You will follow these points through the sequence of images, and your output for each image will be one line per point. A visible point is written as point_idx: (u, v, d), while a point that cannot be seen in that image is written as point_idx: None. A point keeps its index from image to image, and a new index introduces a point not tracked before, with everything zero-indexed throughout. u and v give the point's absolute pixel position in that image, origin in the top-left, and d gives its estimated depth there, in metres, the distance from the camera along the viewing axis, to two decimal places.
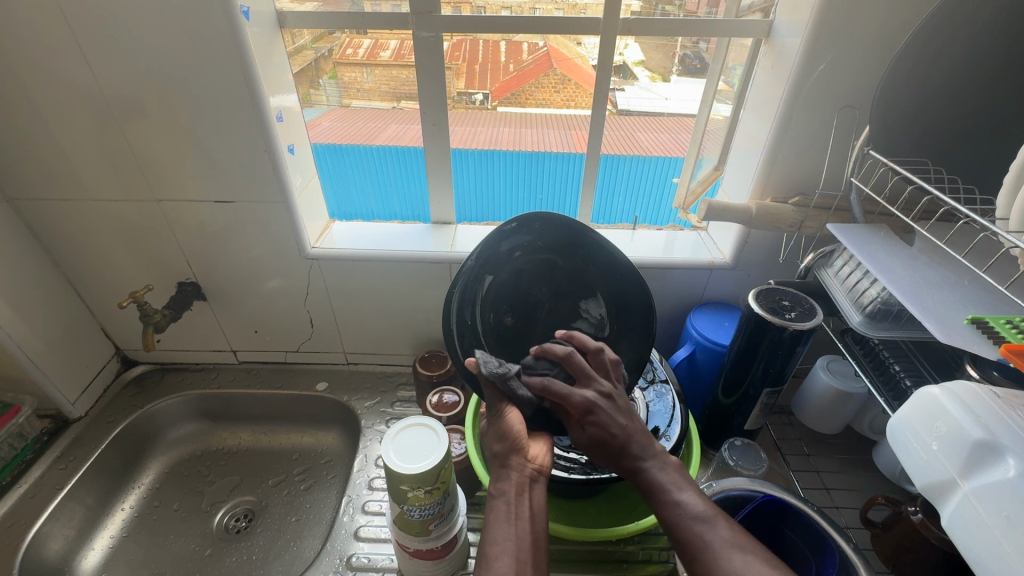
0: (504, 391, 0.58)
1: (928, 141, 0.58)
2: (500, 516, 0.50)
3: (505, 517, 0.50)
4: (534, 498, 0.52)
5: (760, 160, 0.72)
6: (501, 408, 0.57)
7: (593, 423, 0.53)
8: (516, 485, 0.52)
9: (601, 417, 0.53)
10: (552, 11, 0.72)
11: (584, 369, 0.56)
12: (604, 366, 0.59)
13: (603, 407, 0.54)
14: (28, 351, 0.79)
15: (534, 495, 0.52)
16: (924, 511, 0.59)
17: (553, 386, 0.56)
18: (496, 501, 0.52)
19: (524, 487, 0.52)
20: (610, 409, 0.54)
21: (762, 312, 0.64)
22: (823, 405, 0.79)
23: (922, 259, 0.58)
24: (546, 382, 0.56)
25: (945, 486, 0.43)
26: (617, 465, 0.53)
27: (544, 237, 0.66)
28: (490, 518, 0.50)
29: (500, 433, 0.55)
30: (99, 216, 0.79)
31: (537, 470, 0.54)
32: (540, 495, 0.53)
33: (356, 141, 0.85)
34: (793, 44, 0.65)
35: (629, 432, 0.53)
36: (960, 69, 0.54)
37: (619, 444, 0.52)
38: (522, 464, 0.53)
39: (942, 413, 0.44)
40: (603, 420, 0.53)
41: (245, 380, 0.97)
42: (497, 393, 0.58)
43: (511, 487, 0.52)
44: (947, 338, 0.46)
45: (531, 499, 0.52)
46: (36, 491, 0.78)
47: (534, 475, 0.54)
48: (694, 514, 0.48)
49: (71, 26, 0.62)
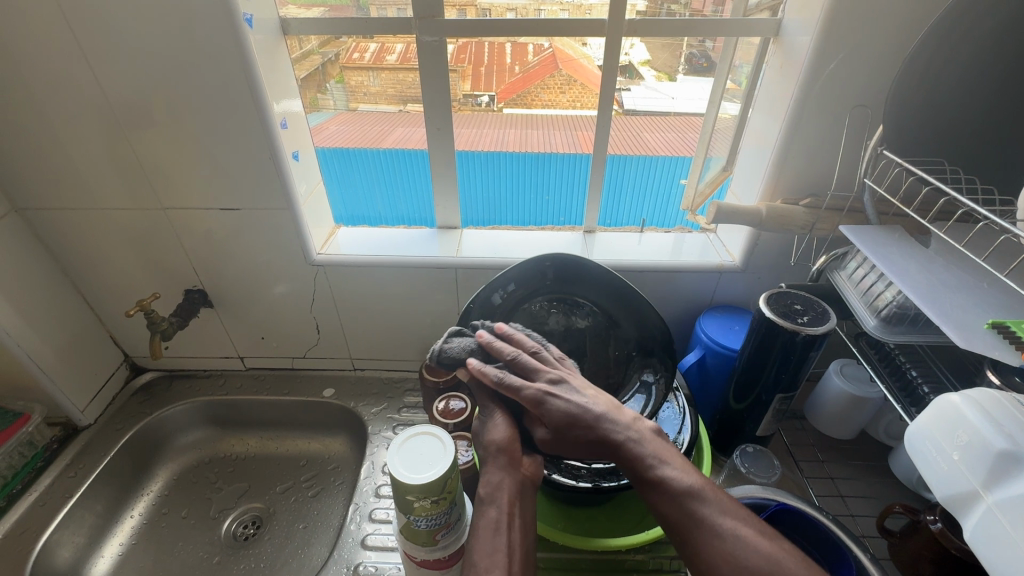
0: (495, 397, 0.56)
1: (943, 140, 0.57)
2: (484, 535, 0.48)
3: (491, 530, 0.49)
4: (523, 507, 0.51)
5: (770, 161, 0.71)
6: (493, 411, 0.55)
7: (551, 418, 0.51)
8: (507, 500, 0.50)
9: (556, 406, 0.51)
10: (557, 13, 0.72)
11: (528, 366, 0.55)
12: (548, 360, 0.58)
13: (561, 398, 0.52)
14: (39, 360, 0.79)
15: (524, 503, 0.51)
16: (944, 520, 0.57)
17: (506, 382, 0.53)
18: (486, 507, 0.50)
19: (516, 495, 0.51)
20: (569, 392, 0.53)
21: (773, 316, 0.62)
22: (837, 410, 0.77)
23: (940, 261, 0.56)
24: (499, 377, 0.54)
25: (968, 498, 0.41)
26: (594, 450, 0.51)
27: (566, 279, 0.72)
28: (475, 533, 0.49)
29: (491, 433, 0.54)
30: (108, 225, 0.80)
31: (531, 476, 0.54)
32: (530, 504, 0.52)
33: (365, 144, 0.84)
34: (803, 43, 0.63)
35: (595, 405, 0.52)
36: (975, 66, 0.53)
37: (589, 433, 0.50)
38: (513, 469, 0.52)
39: (962, 422, 0.43)
40: (563, 405, 0.51)
41: (253, 387, 0.97)
42: (486, 393, 0.56)
43: (504, 497, 0.50)
44: (967, 343, 0.44)
45: (520, 507, 0.51)
46: (47, 499, 0.78)
47: (526, 481, 0.53)
48: (682, 492, 0.47)
49: (77, 38, 0.63)
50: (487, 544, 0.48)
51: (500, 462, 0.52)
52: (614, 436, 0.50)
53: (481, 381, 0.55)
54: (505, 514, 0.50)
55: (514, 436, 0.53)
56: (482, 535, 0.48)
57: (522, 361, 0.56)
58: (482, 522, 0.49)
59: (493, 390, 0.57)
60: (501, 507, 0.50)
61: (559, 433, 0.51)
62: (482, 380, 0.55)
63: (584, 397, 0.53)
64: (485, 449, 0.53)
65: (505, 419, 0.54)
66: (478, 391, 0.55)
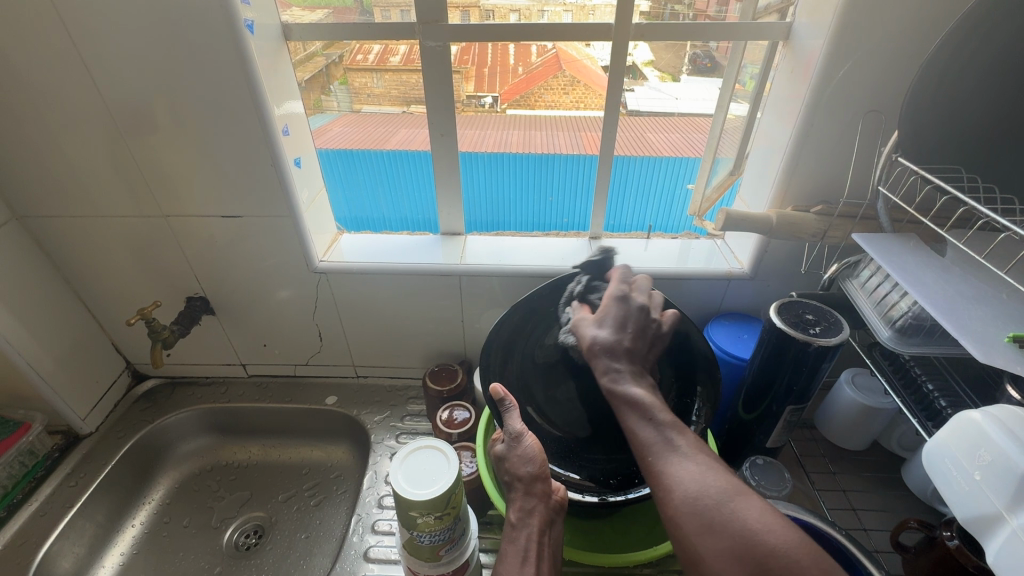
0: (520, 418, 0.58)
1: (959, 147, 0.55)
2: (513, 561, 0.52)
3: (520, 558, 0.52)
4: (552, 529, 0.55)
5: (780, 168, 0.70)
6: (523, 436, 0.56)
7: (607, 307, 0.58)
8: (539, 524, 0.54)
9: (624, 307, 0.58)
10: (562, 15, 0.70)
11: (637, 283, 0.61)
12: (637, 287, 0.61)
13: (628, 306, 0.58)
14: (39, 368, 0.79)
15: (553, 527, 0.55)
16: (960, 537, 0.55)
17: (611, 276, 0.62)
18: (518, 532, 0.54)
19: (547, 521, 0.55)
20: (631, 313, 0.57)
21: (785, 327, 0.61)
22: (849, 421, 0.75)
23: (956, 271, 0.55)
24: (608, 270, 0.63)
25: (991, 520, 0.40)
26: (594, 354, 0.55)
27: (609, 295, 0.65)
28: (502, 559, 0.53)
29: (521, 463, 0.56)
30: (108, 233, 0.79)
31: (556, 501, 0.57)
32: (557, 528, 0.56)
33: (370, 146, 0.83)
34: (815, 46, 0.62)
35: (626, 340, 0.56)
36: (992, 70, 0.51)
37: (612, 340, 0.55)
38: (546, 498, 0.55)
39: (984, 440, 0.41)
40: (616, 311, 0.57)
41: (254, 395, 0.96)
42: (514, 416, 0.57)
43: (535, 522, 0.54)
44: (988, 358, 0.43)
45: (549, 531, 0.55)
46: (47, 509, 0.77)
47: (554, 506, 0.56)
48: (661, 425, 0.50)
49: (77, 44, 0.62)
50: (515, 572, 0.51)
51: (532, 490, 0.55)
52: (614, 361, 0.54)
53: (508, 412, 0.57)
54: (534, 542, 0.53)
55: (543, 463, 0.56)
56: (510, 563, 0.52)
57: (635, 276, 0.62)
58: (512, 548, 0.53)
59: (520, 417, 0.58)
60: (534, 533, 0.53)
61: (599, 320, 0.57)
62: (508, 412, 0.57)
63: (630, 331, 0.56)
64: (514, 476, 0.56)
65: (535, 446, 0.56)
66: (506, 418, 0.57)
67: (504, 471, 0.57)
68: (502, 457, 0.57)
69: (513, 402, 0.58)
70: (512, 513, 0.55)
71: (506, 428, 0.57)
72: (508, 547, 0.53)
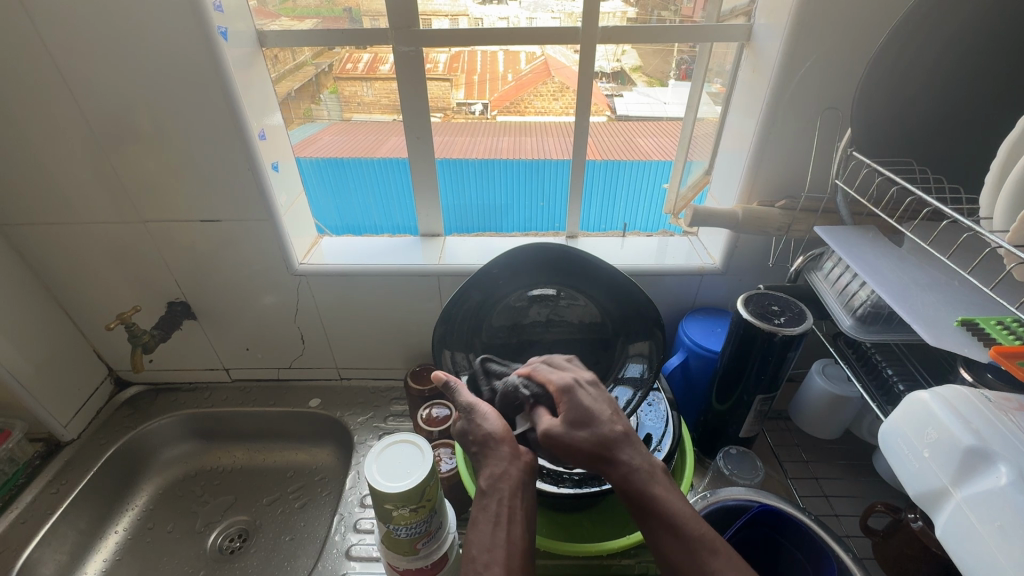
0: (468, 393, 0.58)
1: (910, 144, 0.58)
2: (484, 529, 0.49)
3: (491, 524, 0.49)
4: (527, 492, 0.51)
5: (745, 165, 0.72)
6: (478, 406, 0.55)
7: (574, 403, 0.52)
8: (512, 488, 0.51)
9: (583, 398, 0.53)
10: (541, 21, 0.72)
11: (562, 366, 0.58)
12: (559, 366, 0.58)
13: (585, 390, 0.55)
14: (20, 376, 0.79)
15: (527, 490, 0.51)
16: (923, 518, 0.57)
17: (542, 370, 0.57)
18: (488, 500, 0.51)
19: (518, 483, 0.51)
20: (596, 394, 0.55)
21: (751, 318, 0.63)
22: (819, 409, 0.77)
23: (911, 260, 0.57)
24: (533, 369, 0.58)
25: (937, 496, 0.41)
26: (597, 460, 0.50)
27: (549, 268, 0.69)
28: (471, 527, 0.49)
29: (481, 428, 0.54)
30: (86, 239, 0.80)
31: (525, 464, 0.53)
32: (530, 495, 0.52)
33: (357, 155, 0.84)
34: (773, 48, 0.64)
35: (613, 421, 0.52)
36: (937, 73, 0.54)
37: (600, 433, 0.51)
38: (515, 458, 0.52)
39: (932, 420, 0.43)
40: (587, 401, 0.53)
41: (238, 399, 0.96)
42: (461, 394, 0.57)
43: (506, 488, 0.51)
44: (937, 340, 0.44)
45: (522, 493, 0.51)
46: (28, 516, 0.78)
47: (525, 469, 0.53)
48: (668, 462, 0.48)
49: (53, 54, 0.63)
50: (486, 540, 0.48)
51: (500, 453, 0.52)
52: (621, 452, 0.51)
53: (450, 391, 0.57)
54: (506, 506, 0.50)
55: (505, 425, 0.55)
56: (481, 530, 0.49)
57: (556, 362, 0.59)
58: (482, 513, 0.50)
59: (468, 393, 0.58)
60: (506, 499, 0.50)
61: (574, 422, 0.51)
62: (450, 390, 0.57)
63: (606, 408, 0.54)
64: (480, 445, 0.53)
65: (493, 412, 0.56)
66: (453, 398, 0.57)
67: (469, 445, 0.55)
68: (464, 433, 0.56)
69: (453, 382, 0.58)
70: (480, 481, 0.52)
71: (458, 406, 0.57)
72: (478, 514, 0.50)
